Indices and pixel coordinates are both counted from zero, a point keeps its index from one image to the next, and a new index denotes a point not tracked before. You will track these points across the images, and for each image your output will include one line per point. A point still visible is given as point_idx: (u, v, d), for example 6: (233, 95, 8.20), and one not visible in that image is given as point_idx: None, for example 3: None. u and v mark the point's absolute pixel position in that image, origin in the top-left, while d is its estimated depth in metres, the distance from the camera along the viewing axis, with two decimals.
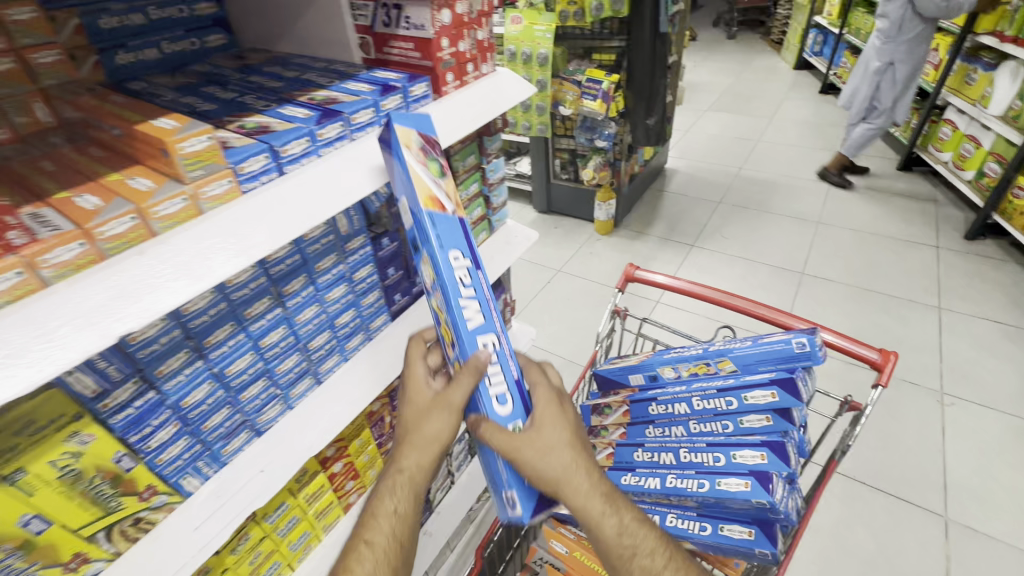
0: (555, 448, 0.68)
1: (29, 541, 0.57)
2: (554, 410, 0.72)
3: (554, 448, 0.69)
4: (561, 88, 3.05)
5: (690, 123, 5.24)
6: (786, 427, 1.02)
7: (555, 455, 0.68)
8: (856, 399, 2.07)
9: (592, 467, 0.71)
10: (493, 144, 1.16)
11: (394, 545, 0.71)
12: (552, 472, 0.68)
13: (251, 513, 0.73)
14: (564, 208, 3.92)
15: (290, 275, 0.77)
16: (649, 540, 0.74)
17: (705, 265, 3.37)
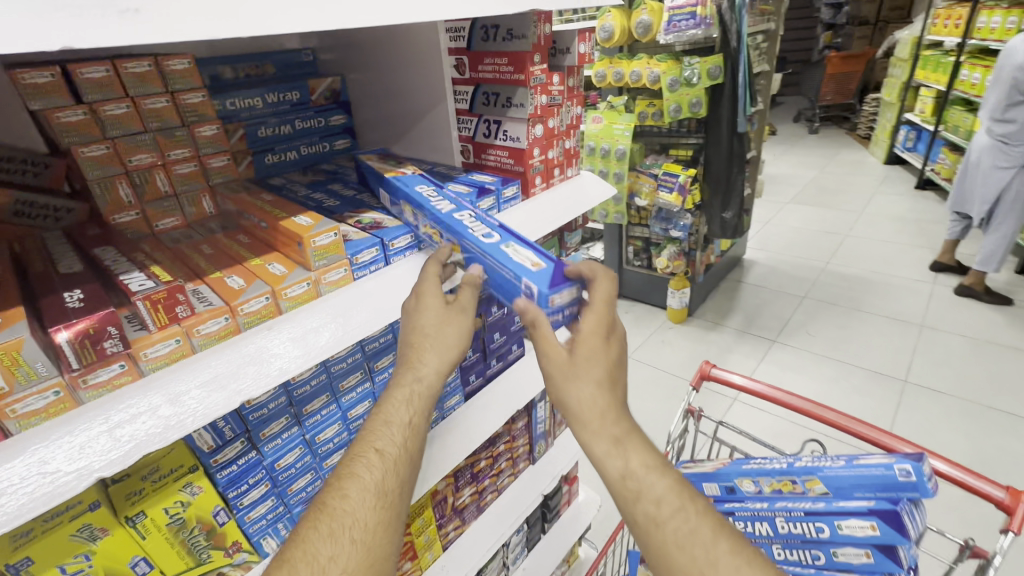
0: (585, 359, 0.71)
1: None
2: (598, 337, 0.72)
3: (587, 352, 0.71)
4: (638, 181, 3.16)
5: (770, 215, 5.16)
6: (891, 568, 0.91)
7: (591, 360, 0.71)
8: (983, 540, 1.76)
9: (616, 395, 0.71)
10: (573, 238, 1.27)
11: (394, 456, 0.73)
12: (568, 375, 0.71)
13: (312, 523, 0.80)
14: (637, 293, 3.91)
15: (382, 352, 0.85)
16: (667, 492, 0.67)
17: (789, 363, 3.15)
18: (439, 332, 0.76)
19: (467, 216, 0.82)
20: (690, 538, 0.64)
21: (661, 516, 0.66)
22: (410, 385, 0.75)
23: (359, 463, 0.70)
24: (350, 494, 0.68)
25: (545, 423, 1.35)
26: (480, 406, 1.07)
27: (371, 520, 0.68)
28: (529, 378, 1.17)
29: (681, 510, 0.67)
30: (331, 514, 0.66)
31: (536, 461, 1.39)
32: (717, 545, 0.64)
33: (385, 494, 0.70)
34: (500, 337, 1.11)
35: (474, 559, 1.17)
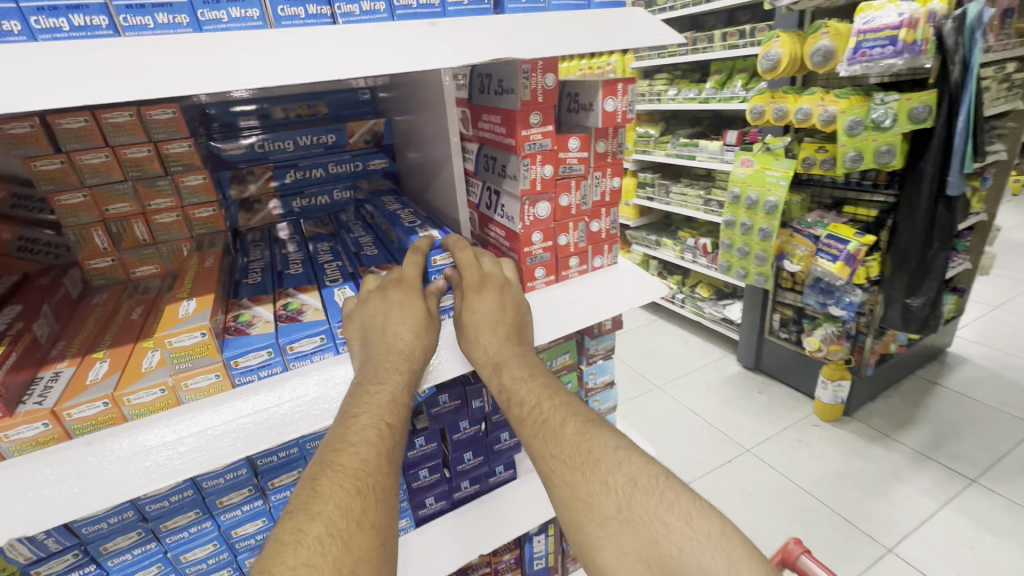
0: (468, 311, 0.71)
1: None
2: (477, 277, 0.72)
3: (476, 303, 0.71)
4: (791, 241, 2.55)
5: (1003, 298, 3.83)
6: None
7: (492, 311, 0.70)
8: None
9: (508, 328, 0.70)
10: (598, 345, 0.93)
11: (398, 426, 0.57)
12: (465, 325, 0.71)
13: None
14: (777, 371, 3.22)
15: (281, 468, 0.70)
16: (532, 394, 0.63)
17: (993, 520, 2.22)
18: (422, 328, 0.68)
19: (406, 212, 0.95)
20: (543, 425, 0.60)
21: (523, 412, 0.63)
22: (404, 367, 0.63)
23: (362, 426, 0.55)
24: (363, 453, 0.52)
25: (548, 559, 1.06)
26: (430, 541, 0.85)
27: (388, 481, 0.52)
28: (510, 515, 0.91)
29: (537, 405, 0.62)
30: (343, 471, 0.50)
31: None
32: (562, 427, 0.59)
33: (395, 464, 0.54)
34: (474, 459, 0.88)
35: None
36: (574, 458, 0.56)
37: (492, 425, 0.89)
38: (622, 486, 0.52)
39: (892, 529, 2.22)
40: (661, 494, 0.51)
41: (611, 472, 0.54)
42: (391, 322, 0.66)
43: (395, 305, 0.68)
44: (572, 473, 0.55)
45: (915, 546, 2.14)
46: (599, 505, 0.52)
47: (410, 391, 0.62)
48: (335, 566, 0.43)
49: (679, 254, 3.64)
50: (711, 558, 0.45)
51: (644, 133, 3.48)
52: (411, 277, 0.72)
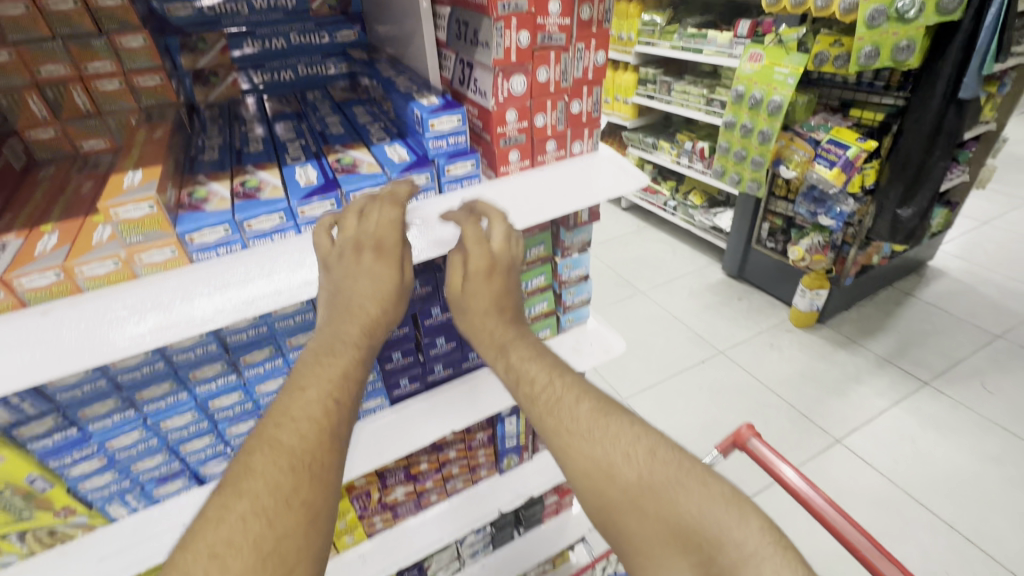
0: (471, 294, 0.69)
1: (32, 492, 0.66)
2: (483, 261, 0.67)
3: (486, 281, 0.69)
4: (790, 145, 2.45)
5: (992, 215, 3.95)
6: None
7: (497, 287, 0.69)
8: None
9: (509, 314, 0.70)
10: (573, 238, 0.90)
11: (346, 399, 0.57)
12: (466, 307, 0.69)
13: None
14: (760, 280, 3.28)
15: (251, 345, 0.71)
16: (544, 373, 0.65)
17: (937, 417, 2.44)
18: (393, 299, 0.63)
19: (402, 78, 0.85)
20: (558, 405, 0.62)
21: (533, 393, 0.64)
22: (360, 341, 0.61)
23: (306, 400, 0.55)
24: (302, 428, 0.53)
25: (520, 437, 1.14)
26: (403, 418, 0.90)
27: (332, 456, 0.54)
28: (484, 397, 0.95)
29: (549, 383, 0.64)
30: (284, 450, 0.51)
31: (504, 472, 1.20)
32: (578, 406, 0.61)
33: (341, 437, 0.55)
34: (447, 343, 0.90)
35: (401, 557, 1.09)
36: (596, 433, 0.59)
37: None
38: (642, 458, 0.57)
39: (845, 424, 2.42)
40: (679, 464, 0.57)
41: (633, 443, 0.58)
42: (355, 288, 0.61)
43: (367, 275, 0.61)
44: (595, 447, 0.58)
45: (862, 438, 2.36)
46: (620, 474, 0.56)
47: (364, 367, 0.61)
48: (255, 543, 0.46)
49: (676, 159, 3.53)
50: (724, 512, 0.53)
51: (649, 21, 3.19)
52: (390, 242, 0.63)
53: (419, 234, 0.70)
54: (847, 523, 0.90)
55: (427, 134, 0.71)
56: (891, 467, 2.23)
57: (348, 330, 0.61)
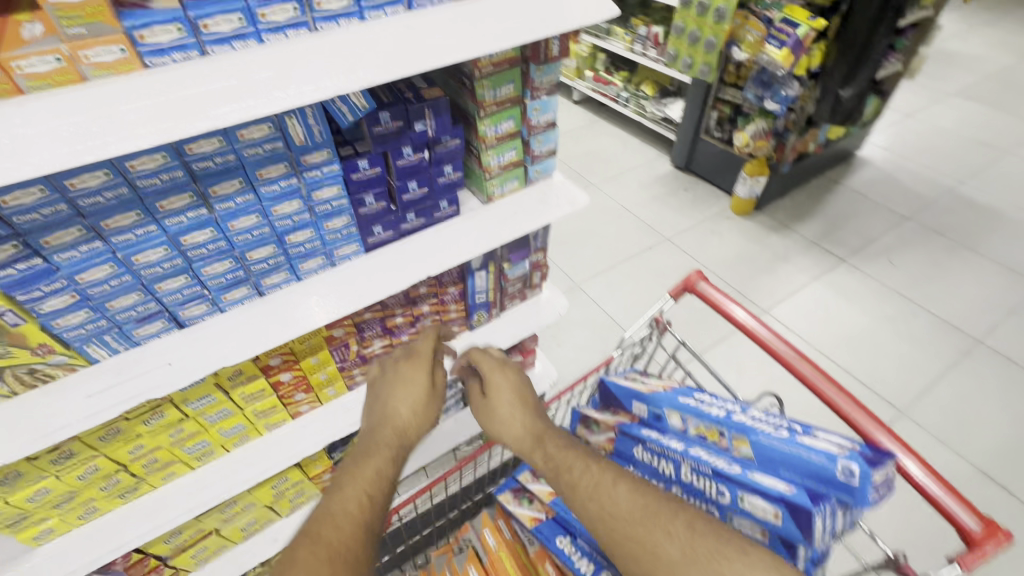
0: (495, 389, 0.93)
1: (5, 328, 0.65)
2: (495, 372, 0.97)
3: (499, 376, 0.96)
4: (744, 25, 2.44)
5: (917, 108, 4.20)
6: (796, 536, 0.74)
7: (514, 392, 0.92)
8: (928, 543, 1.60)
9: (530, 404, 0.91)
10: (544, 77, 0.89)
11: (376, 493, 0.68)
12: (491, 412, 0.91)
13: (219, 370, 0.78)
14: (705, 170, 3.39)
15: (220, 176, 0.69)
16: (575, 458, 0.74)
17: (849, 288, 2.77)
18: (424, 400, 0.87)
19: None
20: (597, 487, 0.69)
21: (569, 479, 0.72)
22: (395, 441, 0.78)
23: (345, 496, 0.66)
24: (340, 522, 0.62)
25: (488, 293, 1.20)
26: (378, 265, 0.92)
27: (368, 542, 0.62)
28: (457, 243, 0.97)
29: (582, 470, 0.72)
30: (322, 539, 0.60)
31: (475, 328, 1.28)
32: (615, 487, 0.68)
33: (374, 534, 0.64)
34: (419, 188, 0.89)
35: None
36: (634, 513, 0.65)
37: (437, 156, 0.88)
38: (685, 533, 0.62)
39: (771, 296, 2.72)
40: (721, 536, 0.61)
41: (673, 521, 0.64)
42: (395, 397, 0.86)
43: (404, 380, 0.89)
44: (635, 527, 0.64)
45: (786, 309, 2.66)
46: (665, 552, 0.62)
47: (397, 466, 0.75)
48: None
49: (630, 46, 3.43)
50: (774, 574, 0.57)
51: None
52: (420, 353, 0.93)
53: (358, 61, 0.65)
54: (780, 342, 1.04)
55: None
56: (807, 331, 2.56)
57: (384, 437, 0.78)
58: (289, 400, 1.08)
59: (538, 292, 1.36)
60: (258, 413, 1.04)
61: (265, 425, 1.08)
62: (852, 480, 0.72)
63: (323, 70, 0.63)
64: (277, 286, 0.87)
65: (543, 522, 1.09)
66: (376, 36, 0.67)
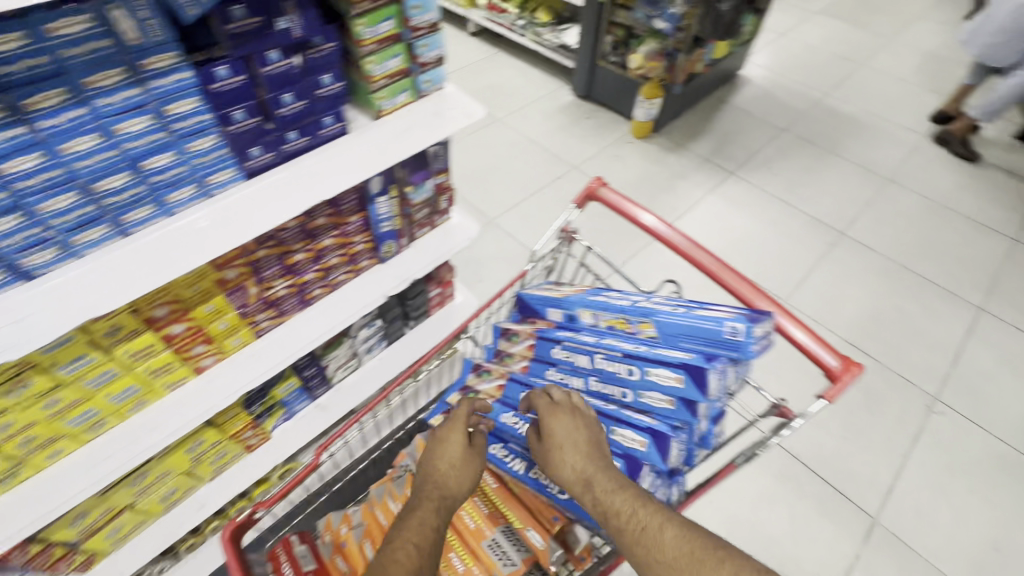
0: (549, 434, 0.88)
1: None
2: (554, 414, 0.89)
3: (555, 417, 0.89)
4: None
5: (789, 26, 4.50)
6: (695, 396, 0.84)
7: (572, 431, 0.86)
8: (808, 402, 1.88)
9: (588, 445, 0.84)
10: None
11: (424, 546, 0.76)
12: (547, 458, 0.87)
13: (89, 319, 0.69)
14: (605, 97, 3.43)
15: (36, 85, 0.59)
16: (624, 504, 0.74)
17: (739, 198, 3.02)
18: (464, 453, 0.93)
19: None
20: (643, 533, 0.70)
21: (618, 523, 0.73)
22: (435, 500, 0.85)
23: (394, 550, 0.74)
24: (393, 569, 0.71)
25: (394, 221, 1.16)
26: (262, 192, 0.84)
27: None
28: (347, 161, 0.91)
29: (632, 513, 0.72)
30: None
31: (386, 260, 1.25)
32: (661, 535, 0.68)
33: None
34: (296, 102, 0.81)
35: (295, 348, 1.12)
36: (680, 561, 0.66)
37: (311, 63, 0.79)
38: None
39: (672, 213, 2.90)
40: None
41: (718, 573, 0.63)
42: (435, 456, 0.92)
43: (446, 435, 0.95)
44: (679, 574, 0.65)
45: (686, 223, 2.86)
46: None
47: (442, 520, 0.82)
48: None
49: None
50: None
51: None
52: (458, 413, 0.99)
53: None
54: (675, 233, 1.11)
55: None
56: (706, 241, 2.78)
57: (430, 492, 0.87)
58: (188, 355, 1.00)
59: (447, 218, 1.34)
60: (153, 372, 0.95)
61: (165, 386, 1.00)
62: (736, 336, 0.82)
63: None
64: (144, 223, 0.77)
65: None
66: None
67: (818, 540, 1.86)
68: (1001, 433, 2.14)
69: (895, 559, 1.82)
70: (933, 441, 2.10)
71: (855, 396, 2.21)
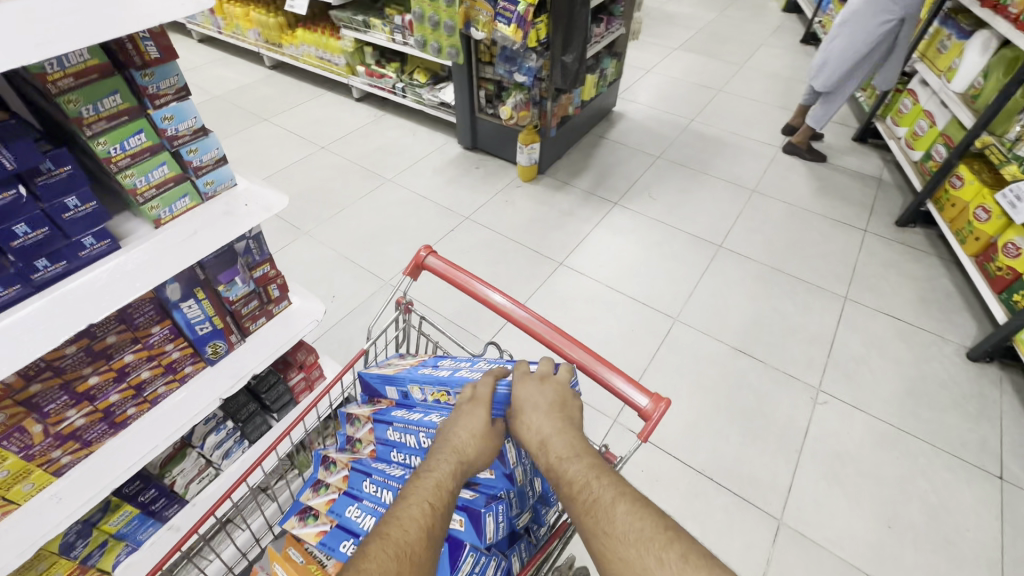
0: (519, 395, 0.85)
1: None
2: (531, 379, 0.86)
3: (530, 383, 0.86)
4: (474, 6, 2.67)
5: (654, 63, 4.94)
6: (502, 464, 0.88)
7: (537, 393, 0.84)
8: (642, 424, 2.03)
9: (566, 413, 0.82)
10: (158, 81, 0.83)
11: (440, 505, 0.72)
12: (519, 414, 0.83)
13: None
14: (490, 146, 3.56)
15: None
16: (580, 474, 0.73)
17: (624, 226, 3.18)
18: (484, 421, 0.85)
19: None
20: (594, 505, 0.69)
21: (573, 492, 0.72)
22: (452, 461, 0.79)
23: (410, 508, 0.70)
24: (408, 527, 0.68)
25: (212, 321, 1.11)
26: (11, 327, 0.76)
27: (431, 548, 0.67)
28: (119, 279, 0.86)
29: (587, 485, 0.71)
30: (393, 541, 0.66)
31: (214, 362, 1.19)
32: (614, 508, 0.67)
33: (435, 538, 0.69)
34: (32, 231, 0.76)
35: (109, 479, 1.02)
36: (630, 534, 0.64)
37: (42, 191, 0.76)
38: (676, 561, 0.61)
39: (564, 249, 3.00)
40: (710, 569, 0.60)
41: (666, 549, 0.63)
42: (453, 420, 0.85)
43: (465, 403, 0.87)
44: (627, 549, 0.63)
45: (578, 257, 2.96)
46: None
47: (457, 483, 0.77)
48: None
49: (390, 36, 3.52)
50: None
51: None
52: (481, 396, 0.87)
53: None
54: (494, 292, 1.13)
55: None
56: (598, 272, 2.89)
57: (447, 454, 0.80)
58: None
59: (287, 304, 1.32)
60: None
61: None
62: None
63: None
64: None
65: (329, 533, 1.01)
66: None
67: (732, 553, 1.88)
68: (879, 413, 2.30)
69: (803, 556, 1.87)
70: (821, 431, 2.23)
71: (749, 401, 2.33)
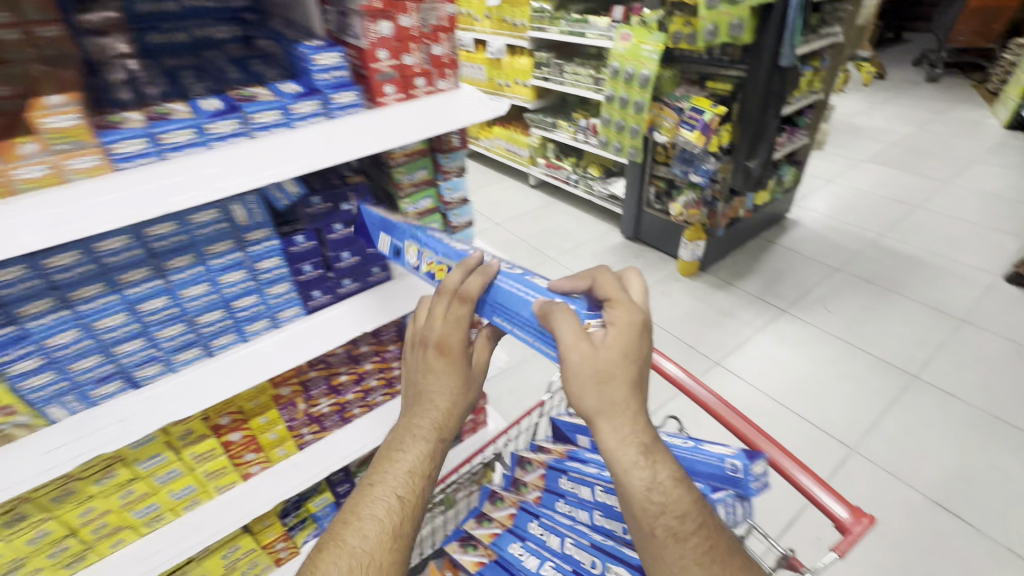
0: (610, 373, 0.65)
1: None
2: (622, 346, 0.65)
3: (610, 352, 0.65)
4: (660, 113, 2.95)
5: (837, 173, 4.72)
6: None
7: (617, 367, 0.65)
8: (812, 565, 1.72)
9: (642, 402, 0.68)
10: (451, 162, 1.11)
11: (410, 497, 0.75)
12: (602, 397, 0.65)
13: (172, 420, 0.89)
14: (653, 240, 3.68)
15: (174, 252, 0.85)
16: (691, 509, 0.70)
17: (792, 337, 2.96)
18: (460, 387, 0.79)
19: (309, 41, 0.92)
20: (712, 553, 0.70)
21: (685, 531, 0.69)
22: (431, 437, 0.77)
23: (372, 504, 0.73)
24: (370, 526, 0.71)
25: None
26: (317, 323, 1.05)
27: (399, 543, 0.72)
28: (388, 301, 1.12)
29: (698, 528, 0.70)
30: (348, 548, 0.69)
31: None
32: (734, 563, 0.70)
33: (400, 537, 0.72)
34: (352, 257, 1.06)
35: (333, 461, 1.24)
36: None
37: None
38: None
39: (721, 349, 2.89)
40: None
41: None
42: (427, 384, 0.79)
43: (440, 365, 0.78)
44: None
45: (737, 359, 2.82)
46: None
47: (431, 460, 0.77)
48: None
49: (573, 135, 3.99)
50: None
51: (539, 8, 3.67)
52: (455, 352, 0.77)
53: (289, 157, 0.82)
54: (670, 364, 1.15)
55: (327, 95, 0.89)
56: (757, 378, 2.70)
57: (422, 425, 0.77)
58: (240, 461, 1.14)
59: None
60: (209, 473, 1.09)
61: (217, 489, 1.13)
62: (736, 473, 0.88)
63: (263, 157, 0.81)
64: (225, 347, 0.98)
65: (487, 564, 1.08)
66: (302, 137, 0.85)
67: None
68: None
69: None
70: None
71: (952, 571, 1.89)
